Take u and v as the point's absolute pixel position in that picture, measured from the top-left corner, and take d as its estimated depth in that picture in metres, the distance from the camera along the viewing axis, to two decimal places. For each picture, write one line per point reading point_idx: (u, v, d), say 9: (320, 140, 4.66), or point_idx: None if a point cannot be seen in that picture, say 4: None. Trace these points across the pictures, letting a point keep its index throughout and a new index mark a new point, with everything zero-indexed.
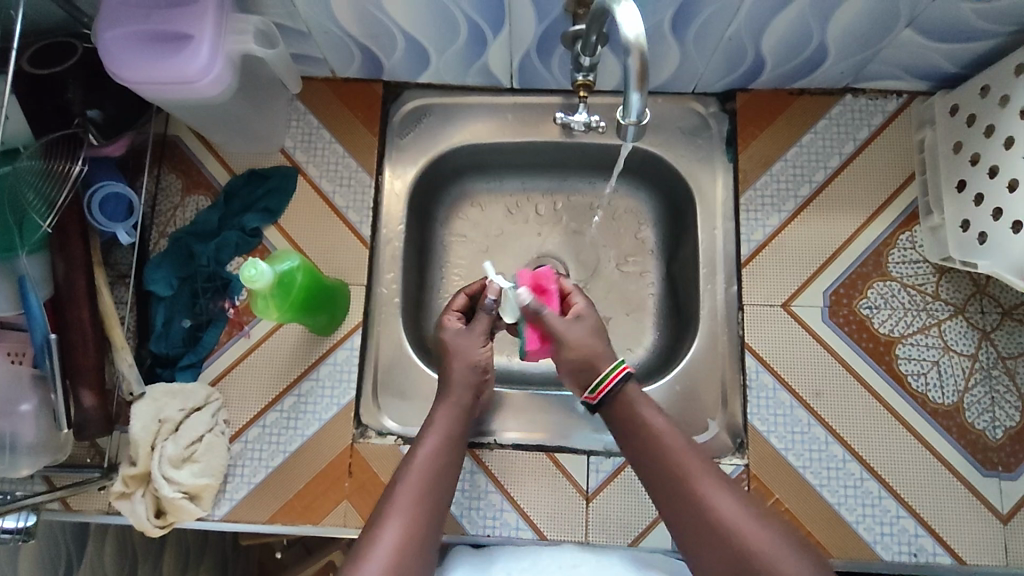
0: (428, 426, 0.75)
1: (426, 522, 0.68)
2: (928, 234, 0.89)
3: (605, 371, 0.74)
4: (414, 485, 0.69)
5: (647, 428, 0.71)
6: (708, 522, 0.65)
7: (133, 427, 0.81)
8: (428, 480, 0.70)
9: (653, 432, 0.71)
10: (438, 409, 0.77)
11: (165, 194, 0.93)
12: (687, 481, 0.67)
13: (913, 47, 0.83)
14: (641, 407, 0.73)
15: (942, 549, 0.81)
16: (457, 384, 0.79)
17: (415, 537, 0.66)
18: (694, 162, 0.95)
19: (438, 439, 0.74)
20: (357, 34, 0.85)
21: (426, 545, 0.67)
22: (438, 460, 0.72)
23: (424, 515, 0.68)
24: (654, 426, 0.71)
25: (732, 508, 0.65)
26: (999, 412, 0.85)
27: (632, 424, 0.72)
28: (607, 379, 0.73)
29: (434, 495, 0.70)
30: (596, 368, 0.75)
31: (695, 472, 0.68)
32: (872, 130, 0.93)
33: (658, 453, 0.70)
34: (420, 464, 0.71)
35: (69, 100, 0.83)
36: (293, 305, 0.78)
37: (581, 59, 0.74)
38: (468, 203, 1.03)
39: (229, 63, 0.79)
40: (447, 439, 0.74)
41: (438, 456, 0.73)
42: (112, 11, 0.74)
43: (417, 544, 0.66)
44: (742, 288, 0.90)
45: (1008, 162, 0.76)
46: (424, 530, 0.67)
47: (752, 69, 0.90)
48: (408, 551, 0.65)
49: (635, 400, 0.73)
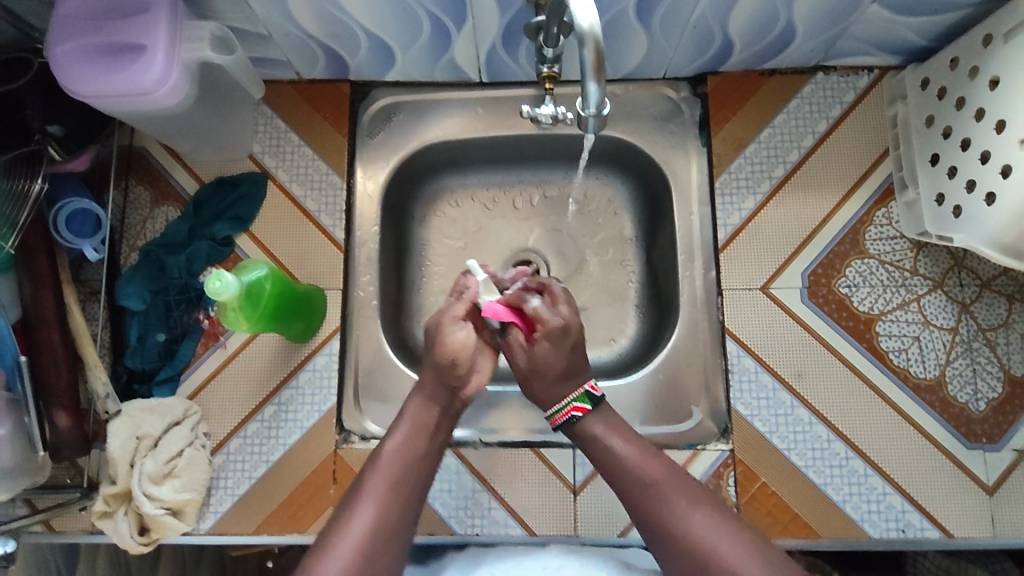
0: (400, 416, 0.74)
1: (399, 508, 0.67)
2: (904, 209, 0.89)
3: (556, 409, 0.76)
4: (385, 473, 0.69)
5: (618, 461, 0.71)
6: (687, 549, 0.64)
7: (111, 446, 0.80)
8: (399, 467, 0.70)
9: (625, 465, 0.71)
10: (410, 398, 0.75)
11: (134, 206, 0.92)
12: (661, 512, 0.67)
13: (881, 22, 0.82)
14: (609, 432, 0.74)
15: (930, 524, 0.82)
16: (433, 380, 0.75)
17: (387, 523, 0.66)
18: (668, 148, 0.94)
19: (411, 425, 0.73)
20: (319, 35, 0.84)
21: (399, 531, 0.66)
22: (410, 447, 0.72)
23: (396, 500, 0.68)
24: (626, 458, 0.71)
25: (711, 531, 0.65)
26: (981, 384, 0.85)
27: (604, 457, 0.73)
28: (556, 416, 0.76)
29: (407, 481, 0.69)
30: (555, 398, 0.77)
31: (669, 500, 0.68)
32: (844, 108, 0.92)
33: (631, 485, 0.70)
34: (390, 453, 0.70)
35: (28, 116, 0.81)
36: (264, 316, 0.77)
37: (545, 51, 0.73)
38: (444, 199, 1.02)
39: (186, 71, 0.77)
40: (417, 425, 0.73)
41: (411, 442, 0.72)
42: (62, 26, 0.73)
43: (388, 529, 0.66)
44: (720, 273, 0.90)
45: (979, 134, 0.75)
46: (397, 516, 0.67)
47: (721, 53, 0.89)
48: (378, 537, 0.65)
49: (600, 431, 0.74)
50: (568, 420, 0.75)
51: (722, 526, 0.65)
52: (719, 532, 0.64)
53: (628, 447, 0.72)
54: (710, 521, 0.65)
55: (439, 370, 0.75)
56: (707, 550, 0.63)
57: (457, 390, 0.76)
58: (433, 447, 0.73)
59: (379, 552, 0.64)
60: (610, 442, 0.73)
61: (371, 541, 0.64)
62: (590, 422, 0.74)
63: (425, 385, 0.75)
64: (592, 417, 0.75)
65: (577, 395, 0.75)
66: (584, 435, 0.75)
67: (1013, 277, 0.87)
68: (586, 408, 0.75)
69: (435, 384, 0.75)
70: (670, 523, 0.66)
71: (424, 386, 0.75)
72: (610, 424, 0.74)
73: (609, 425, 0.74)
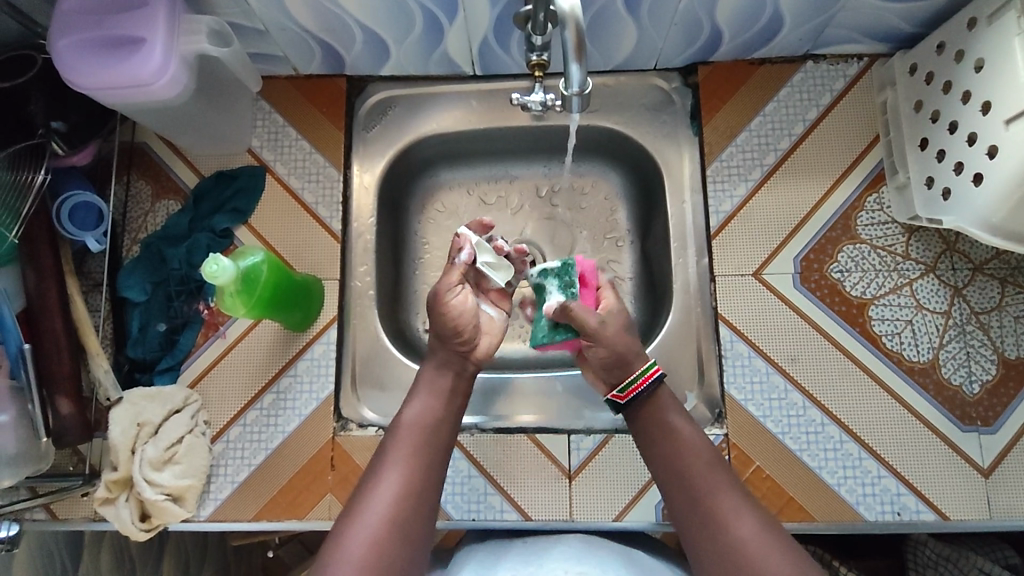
0: (417, 386, 0.75)
1: (420, 475, 0.68)
2: (895, 194, 0.89)
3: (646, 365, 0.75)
4: (406, 440, 0.70)
5: (673, 439, 0.73)
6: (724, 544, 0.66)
7: (113, 432, 0.82)
8: (420, 433, 0.71)
9: (688, 454, 0.72)
10: (424, 368, 0.77)
11: (136, 200, 0.94)
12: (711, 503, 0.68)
13: (868, 8, 0.83)
14: (671, 411, 0.75)
15: (925, 506, 0.82)
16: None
17: (412, 490, 0.67)
18: (660, 138, 0.95)
19: (427, 395, 0.74)
20: (314, 29, 0.85)
21: (423, 499, 0.67)
22: (429, 415, 0.72)
23: (420, 467, 0.69)
24: (679, 437, 0.73)
25: (745, 528, 0.66)
26: (975, 366, 0.85)
27: (666, 440, 0.73)
28: (628, 388, 0.75)
29: (428, 449, 0.70)
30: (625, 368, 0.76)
31: (717, 496, 0.68)
32: (834, 95, 0.93)
33: (686, 470, 0.71)
34: (409, 423, 0.71)
35: (32, 112, 0.83)
36: (261, 301, 0.78)
37: (533, 39, 0.74)
38: (441, 192, 1.03)
39: (185, 63, 0.79)
40: (434, 394, 0.74)
41: (429, 411, 0.73)
42: (64, 20, 0.75)
43: (413, 499, 0.67)
44: (712, 260, 0.91)
45: (966, 115, 0.76)
46: (420, 484, 0.68)
47: (710, 42, 0.90)
48: (406, 504, 0.66)
49: (665, 404, 0.75)
50: (648, 385, 0.75)
51: (760, 525, 0.66)
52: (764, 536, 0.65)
53: (686, 428, 0.74)
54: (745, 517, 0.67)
55: (447, 339, 0.76)
56: (751, 548, 0.65)
57: (467, 356, 0.77)
58: (450, 416, 0.74)
59: (406, 520, 0.65)
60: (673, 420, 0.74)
61: (398, 507, 0.66)
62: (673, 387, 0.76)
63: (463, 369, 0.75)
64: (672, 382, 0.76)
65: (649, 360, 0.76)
66: (650, 416, 0.75)
67: (1005, 260, 0.87)
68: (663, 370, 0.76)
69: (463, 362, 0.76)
70: (721, 518, 0.67)
71: (444, 361, 0.76)
72: (676, 407, 0.75)
73: (676, 411, 0.75)
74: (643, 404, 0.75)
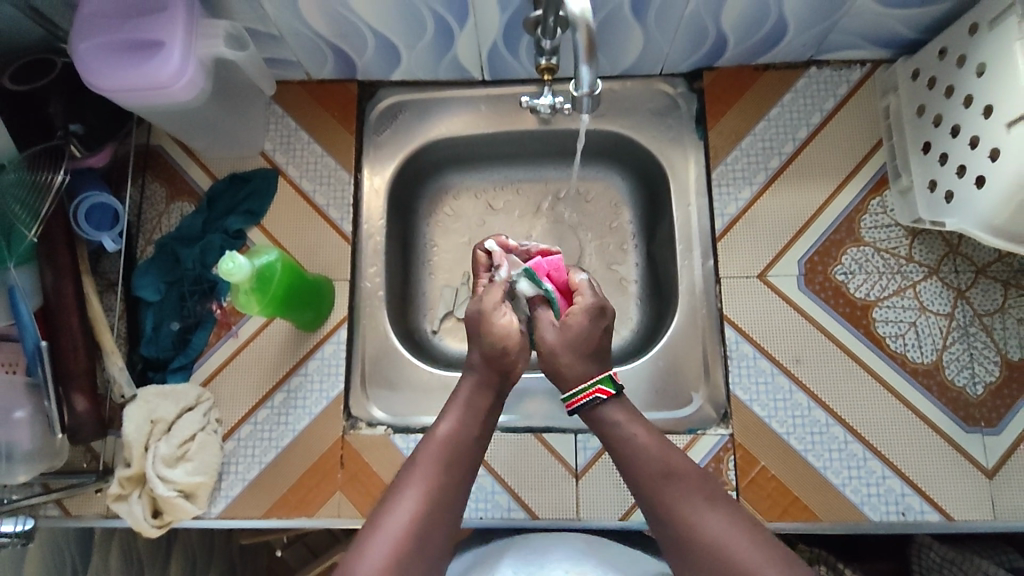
0: (454, 399, 0.75)
1: (445, 494, 0.68)
2: (898, 198, 0.90)
3: (578, 389, 0.73)
4: (436, 455, 0.69)
5: (635, 450, 0.70)
6: (701, 549, 0.63)
7: (127, 429, 0.83)
8: (453, 450, 0.70)
9: (645, 456, 0.69)
10: (465, 380, 0.76)
11: (150, 202, 0.95)
12: (676, 507, 0.66)
13: (870, 15, 0.85)
14: (629, 424, 0.72)
15: (930, 507, 0.82)
16: (484, 367, 0.75)
17: (436, 507, 0.67)
18: (666, 142, 0.96)
19: (462, 411, 0.73)
20: (326, 34, 0.87)
21: (445, 516, 0.67)
22: (463, 434, 0.72)
23: (447, 484, 0.68)
24: (643, 447, 0.70)
25: (722, 533, 0.63)
26: (979, 368, 0.86)
27: (619, 444, 0.71)
28: (574, 398, 0.73)
29: (458, 468, 0.70)
30: (568, 383, 0.75)
31: (691, 503, 0.66)
32: (837, 101, 0.94)
33: (648, 479, 0.68)
34: (444, 438, 0.71)
35: (51, 115, 0.85)
36: (273, 300, 0.80)
37: (542, 43, 0.76)
38: (449, 196, 1.05)
39: (201, 67, 0.81)
40: (470, 411, 0.73)
41: (462, 427, 0.72)
42: (86, 24, 0.77)
43: (435, 515, 0.66)
44: (718, 263, 0.92)
45: (969, 119, 0.77)
46: (445, 502, 0.67)
47: (715, 48, 0.92)
48: (429, 521, 0.66)
49: (620, 420, 0.72)
50: (588, 403, 0.73)
51: (741, 528, 0.64)
52: (734, 534, 0.63)
53: (648, 438, 0.70)
54: (727, 524, 0.64)
55: None
56: (725, 554, 0.62)
57: (509, 376, 0.76)
58: (483, 435, 0.74)
59: (426, 538, 0.65)
60: (633, 431, 0.71)
61: (422, 523, 0.65)
62: (612, 408, 0.72)
63: (476, 370, 0.76)
64: (614, 404, 0.73)
65: (601, 377, 0.73)
66: (608, 429, 0.72)
67: (1007, 263, 0.88)
68: (611, 392, 0.73)
69: (487, 369, 0.75)
70: (692, 523, 0.64)
71: (476, 370, 0.76)
72: (637, 419, 0.72)
73: (636, 420, 0.72)
74: (590, 418, 0.73)
